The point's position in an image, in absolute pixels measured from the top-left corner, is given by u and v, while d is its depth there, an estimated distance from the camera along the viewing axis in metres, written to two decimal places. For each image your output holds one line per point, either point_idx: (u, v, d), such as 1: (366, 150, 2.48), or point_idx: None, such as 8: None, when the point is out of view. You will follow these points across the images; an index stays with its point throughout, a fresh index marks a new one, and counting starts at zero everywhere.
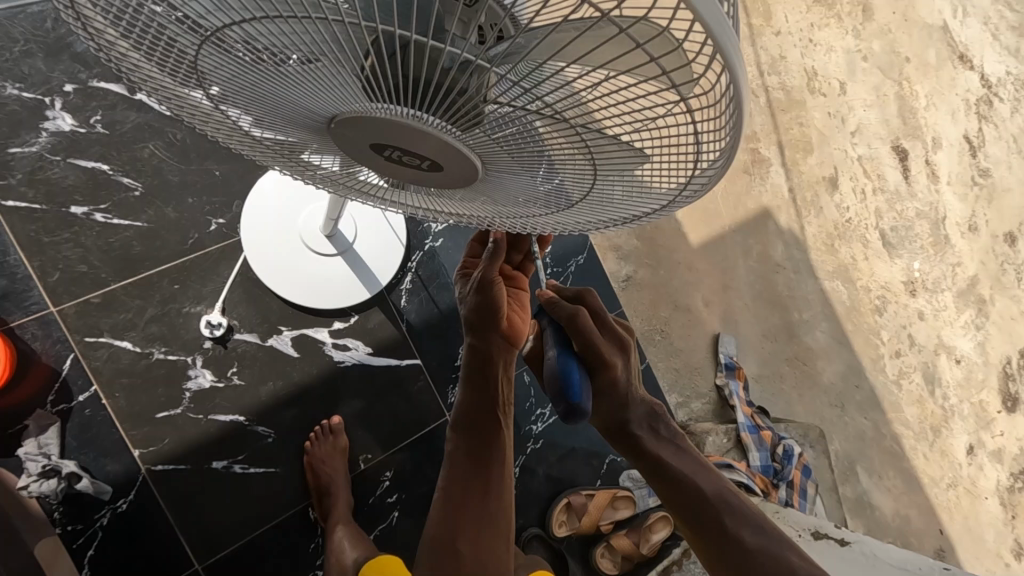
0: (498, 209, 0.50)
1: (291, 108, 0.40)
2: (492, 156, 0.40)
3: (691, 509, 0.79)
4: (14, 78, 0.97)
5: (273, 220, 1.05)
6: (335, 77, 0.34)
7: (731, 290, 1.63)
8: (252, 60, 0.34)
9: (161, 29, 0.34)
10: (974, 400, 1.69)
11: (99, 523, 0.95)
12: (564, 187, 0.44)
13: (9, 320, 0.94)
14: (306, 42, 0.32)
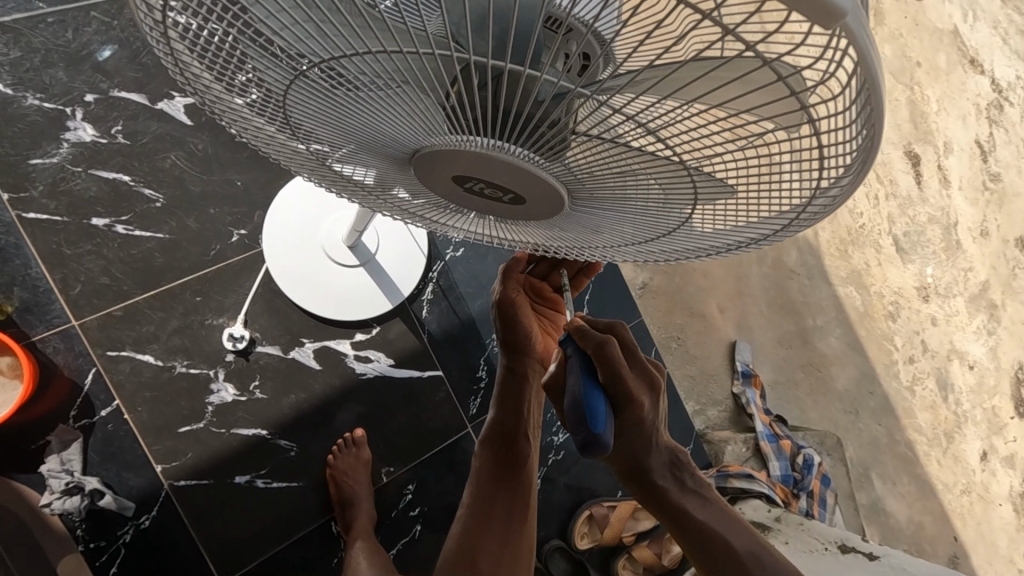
0: (582, 237, 0.50)
1: (370, 139, 0.40)
2: (586, 188, 0.40)
3: (718, 566, 0.76)
4: (36, 89, 0.96)
5: (295, 231, 1.03)
6: (422, 113, 0.34)
7: (746, 297, 1.62)
8: (330, 92, 0.34)
9: (250, 66, 0.34)
10: (987, 404, 1.68)
11: (122, 540, 0.94)
12: (659, 214, 0.44)
13: (31, 333, 0.93)
14: (386, 75, 0.32)
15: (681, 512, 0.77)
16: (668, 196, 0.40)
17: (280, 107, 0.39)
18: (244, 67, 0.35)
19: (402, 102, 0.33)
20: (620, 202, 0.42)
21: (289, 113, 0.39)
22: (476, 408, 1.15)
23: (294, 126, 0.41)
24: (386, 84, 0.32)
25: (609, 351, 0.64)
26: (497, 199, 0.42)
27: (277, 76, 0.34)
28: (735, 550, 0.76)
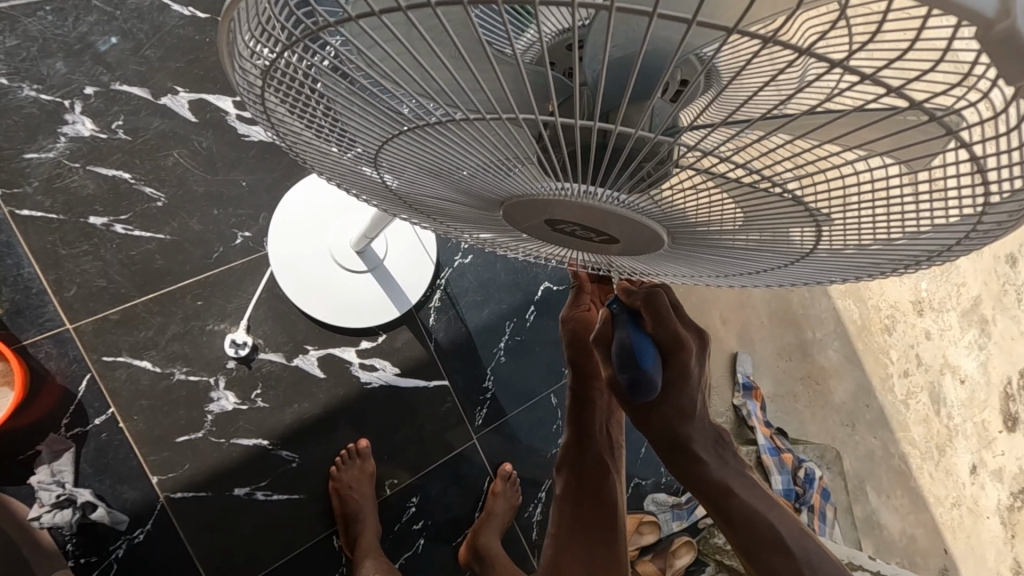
0: (688, 263, 0.51)
1: (446, 177, 0.42)
2: (711, 225, 0.41)
3: (754, 546, 0.75)
4: (32, 80, 0.92)
5: (301, 234, 1.00)
6: (518, 165, 0.36)
7: (748, 309, 1.66)
8: (417, 139, 0.36)
9: (342, 114, 0.37)
10: (977, 418, 1.50)
11: (114, 555, 0.89)
12: (775, 246, 0.44)
13: (22, 337, 0.88)
14: (477, 135, 0.33)
15: (723, 489, 0.76)
16: (790, 228, 0.40)
17: (360, 147, 0.41)
18: (335, 116, 0.37)
19: (501, 154, 0.35)
20: (746, 237, 0.43)
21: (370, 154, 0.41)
22: (481, 419, 1.13)
23: (371, 162, 0.43)
24: (474, 139, 0.34)
25: (659, 302, 0.61)
26: (586, 234, 0.45)
27: (371, 129, 0.37)
28: (775, 532, 0.75)
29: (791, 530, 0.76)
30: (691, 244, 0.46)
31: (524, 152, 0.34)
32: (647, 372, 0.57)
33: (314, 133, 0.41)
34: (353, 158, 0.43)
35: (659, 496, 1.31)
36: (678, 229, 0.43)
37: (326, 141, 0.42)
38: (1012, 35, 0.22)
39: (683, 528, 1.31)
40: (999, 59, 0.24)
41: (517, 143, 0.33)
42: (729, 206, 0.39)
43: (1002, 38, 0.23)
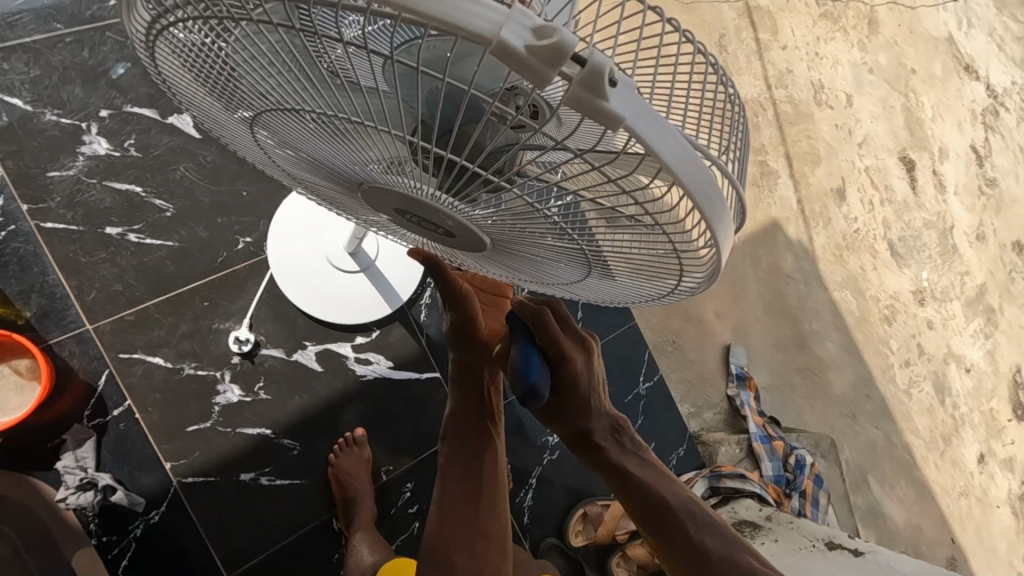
0: (519, 269, 0.62)
1: (322, 159, 0.51)
2: (518, 233, 0.51)
3: (652, 518, 0.82)
4: (54, 105, 1.02)
5: (300, 237, 1.08)
6: (375, 157, 0.46)
7: (742, 302, 1.76)
8: (295, 120, 0.45)
9: (237, 88, 0.45)
10: (984, 407, 1.93)
11: (133, 534, 0.97)
12: (570, 259, 0.54)
13: (48, 337, 0.98)
14: (336, 126, 0.43)
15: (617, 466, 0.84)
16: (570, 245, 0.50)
17: (251, 118, 0.49)
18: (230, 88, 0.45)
19: (352, 144, 0.45)
20: (542, 249, 0.54)
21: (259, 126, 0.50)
22: None
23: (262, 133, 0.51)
24: (335, 129, 0.43)
25: (544, 320, 0.69)
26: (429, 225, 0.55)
27: (259, 105, 0.45)
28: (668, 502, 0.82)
29: (680, 499, 0.83)
30: (517, 246, 0.56)
31: (371, 146, 0.44)
32: (535, 384, 0.64)
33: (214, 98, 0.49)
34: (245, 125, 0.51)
35: None
36: (497, 234, 0.53)
37: (216, 102, 0.49)
38: (587, 101, 0.32)
39: None
40: (600, 118, 0.32)
41: (374, 140, 0.43)
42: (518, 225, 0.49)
43: (507, 56, 0.30)
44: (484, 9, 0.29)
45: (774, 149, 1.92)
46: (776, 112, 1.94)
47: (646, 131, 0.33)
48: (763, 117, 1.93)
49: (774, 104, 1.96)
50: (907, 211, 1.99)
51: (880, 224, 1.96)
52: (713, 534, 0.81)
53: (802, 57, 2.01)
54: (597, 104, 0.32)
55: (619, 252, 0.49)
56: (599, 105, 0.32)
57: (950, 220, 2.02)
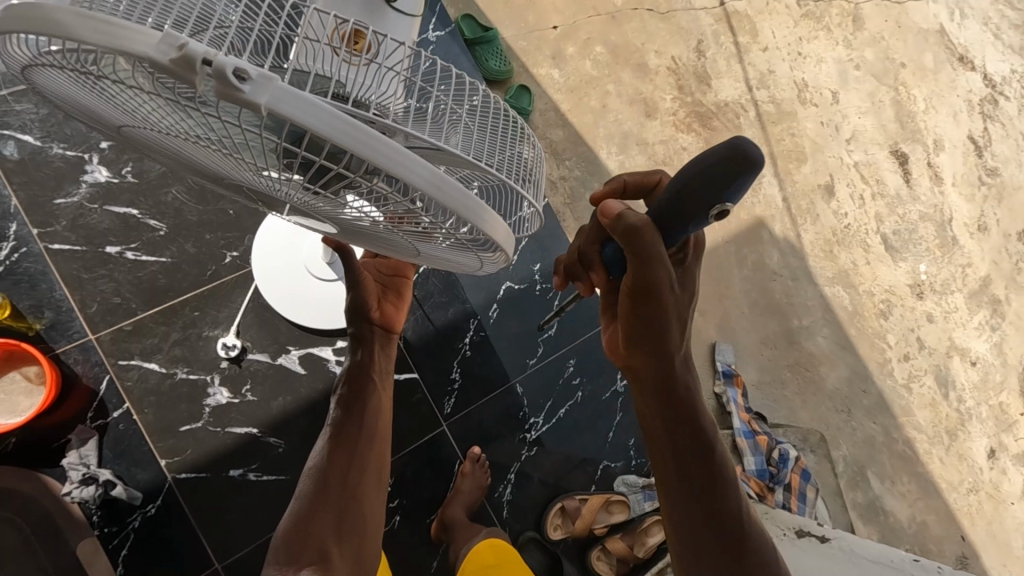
0: (379, 250, 0.68)
1: (199, 165, 0.56)
2: (367, 225, 0.57)
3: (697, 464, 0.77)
4: (60, 139, 1.14)
5: (280, 251, 1.16)
6: (232, 167, 0.51)
7: (726, 299, 1.79)
8: (159, 134, 0.50)
9: (102, 109, 0.49)
10: (992, 401, 1.85)
11: (132, 526, 1.06)
12: (420, 246, 0.60)
13: (55, 346, 1.08)
14: (193, 143, 0.48)
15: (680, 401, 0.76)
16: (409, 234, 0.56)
17: (124, 130, 0.53)
18: (95, 107, 0.49)
19: (204, 153, 0.50)
20: (389, 237, 0.60)
21: (135, 136, 0.54)
22: (450, 407, 1.31)
23: (142, 142, 0.56)
24: (193, 144, 0.48)
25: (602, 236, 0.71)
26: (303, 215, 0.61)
27: (125, 122, 0.50)
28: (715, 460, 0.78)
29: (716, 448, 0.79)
30: (376, 236, 0.61)
31: (219, 157, 0.49)
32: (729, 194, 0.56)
33: (88, 113, 0.53)
34: (121, 134, 0.55)
35: (629, 478, 1.38)
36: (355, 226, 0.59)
37: (91, 116, 0.54)
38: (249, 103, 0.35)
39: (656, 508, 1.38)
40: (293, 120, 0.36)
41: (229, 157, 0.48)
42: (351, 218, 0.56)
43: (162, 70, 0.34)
44: (142, 35, 0.34)
45: (756, 149, 1.91)
46: (757, 112, 1.93)
47: (322, 125, 0.36)
48: (745, 115, 1.93)
49: (756, 105, 1.94)
50: (901, 205, 1.94)
51: (873, 219, 1.92)
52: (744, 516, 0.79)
53: (784, 57, 1.99)
54: (244, 98, 0.35)
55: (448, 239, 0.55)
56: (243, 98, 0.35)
57: (949, 212, 1.95)
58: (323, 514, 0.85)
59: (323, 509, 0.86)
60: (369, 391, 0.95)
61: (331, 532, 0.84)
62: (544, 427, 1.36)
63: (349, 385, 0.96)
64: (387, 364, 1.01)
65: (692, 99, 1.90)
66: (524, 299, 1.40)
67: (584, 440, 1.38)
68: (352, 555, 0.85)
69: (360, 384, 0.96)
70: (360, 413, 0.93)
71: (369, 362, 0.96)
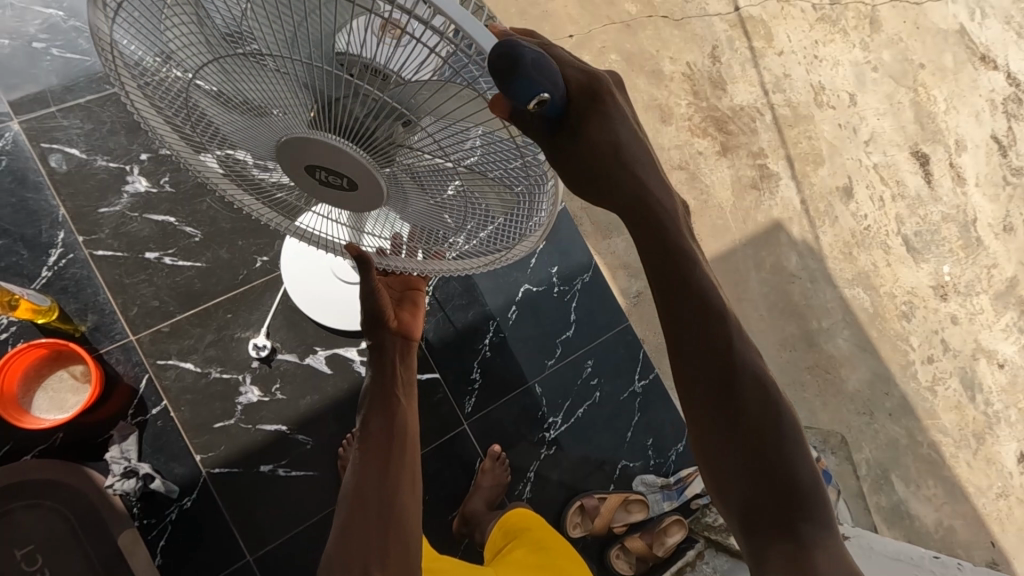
0: (415, 226, 0.74)
1: (256, 132, 0.62)
2: (412, 179, 0.61)
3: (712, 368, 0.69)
4: (103, 152, 1.21)
5: (308, 254, 1.21)
6: (296, 113, 0.56)
7: (743, 302, 1.81)
8: (232, 86, 0.56)
9: (183, 61, 0.55)
10: (1021, 404, 1.82)
11: (169, 518, 1.12)
12: (464, 203, 0.65)
13: (99, 347, 1.15)
14: (265, 83, 0.54)
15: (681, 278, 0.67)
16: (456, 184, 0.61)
17: (192, 98, 0.60)
18: (177, 64, 0.56)
19: (274, 100, 0.56)
20: (431, 198, 0.65)
21: (201, 105, 0.61)
22: (471, 406, 1.34)
23: (202, 113, 0.62)
24: (267, 87, 0.54)
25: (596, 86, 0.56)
26: (341, 189, 0.65)
27: (202, 76, 0.56)
28: (731, 345, 0.69)
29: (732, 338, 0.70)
30: (418, 198, 0.66)
31: (285, 100, 0.55)
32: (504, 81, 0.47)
33: (158, 86, 0.59)
34: (185, 107, 0.61)
35: (648, 477, 1.40)
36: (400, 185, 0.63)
37: (159, 90, 0.60)
38: None
39: (674, 506, 1.39)
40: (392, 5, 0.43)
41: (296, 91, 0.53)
42: (401, 172, 0.60)
43: None
44: None
45: (773, 152, 1.92)
46: (773, 115, 1.94)
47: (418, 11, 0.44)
48: (761, 119, 1.94)
49: (772, 108, 1.95)
50: (922, 206, 1.93)
51: (893, 220, 1.91)
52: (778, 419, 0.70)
53: (799, 60, 2.00)
54: None
55: (497, 185, 0.61)
56: None
57: (972, 212, 1.93)
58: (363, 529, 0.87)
59: (363, 522, 0.87)
60: (394, 400, 0.97)
61: (377, 543, 0.86)
62: (563, 426, 1.38)
63: (375, 401, 0.97)
64: (410, 373, 1.02)
65: (707, 104, 1.93)
66: (543, 301, 1.43)
67: (603, 438, 1.40)
68: (400, 559, 0.86)
69: (385, 395, 0.97)
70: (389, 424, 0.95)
71: (391, 374, 0.97)
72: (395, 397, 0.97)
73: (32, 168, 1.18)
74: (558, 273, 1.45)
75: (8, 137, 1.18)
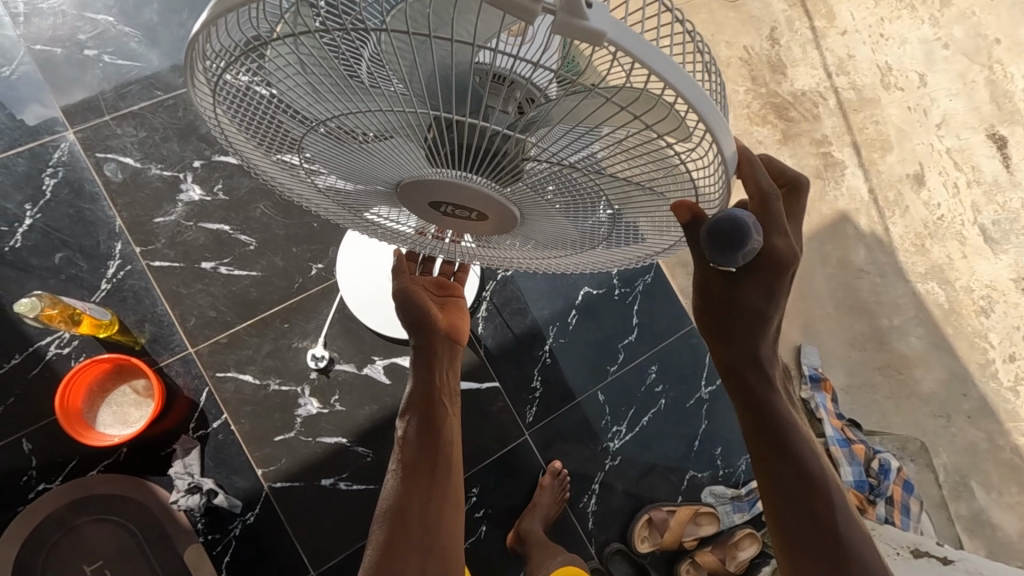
0: (526, 240, 0.67)
1: (364, 166, 0.55)
2: (545, 204, 0.55)
3: (786, 486, 0.67)
4: (157, 160, 1.18)
5: (365, 260, 1.17)
6: (419, 151, 0.49)
7: (808, 300, 1.70)
8: (345, 128, 0.48)
9: (289, 102, 0.47)
10: None
11: (233, 533, 1.10)
12: (595, 223, 0.58)
13: (159, 359, 1.13)
14: (387, 125, 0.46)
15: (781, 442, 0.68)
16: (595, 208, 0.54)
17: (293, 137, 0.52)
18: (282, 104, 0.48)
19: (395, 145, 0.49)
20: (556, 217, 0.58)
21: (302, 144, 0.53)
22: (532, 415, 1.30)
23: (301, 150, 0.54)
24: (390, 128, 0.47)
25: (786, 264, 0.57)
26: (459, 217, 0.59)
27: (309, 116, 0.48)
28: (804, 465, 0.67)
29: (808, 453, 0.68)
30: (542, 218, 0.59)
31: (409, 138, 0.47)
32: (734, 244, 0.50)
33: (253, 124, 0.52)
34: (282, 143, 0.54)
35: (717, 488, 1.33)
36: (528, 210, 0.57)
37: (253, 126, 0.52)
38: (575, 26, 0.34)
39: (747, 519, 1.31)
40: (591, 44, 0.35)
41: (422, 132, 0.46)
42: (534, 200, 0.54)
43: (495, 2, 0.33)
44: None
45: (838, 139, 1.79)
46: (838, 99, 1.81)
47: (633, 49, 0.35)
48: (824, 104, 1.82)
49: (835, 92, 1.82)
50: (1001, 192, 1.77)
51: (969, 208, 1.77)
52: (857, 541, 0.66)
53: (864, 40, 1.85)
54: (574, 27, 0.34)
55: (645, 210, 0.53)
56: (579, 26, 0.34)
57: None
58: (403, 547, 0.79)
59: (400, 538, 0.79)
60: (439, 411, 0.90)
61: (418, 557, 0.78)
62: (628, 436, 1.32)
63: (418, 404, 0.90)
64: (452, 381, 0.95)
65: (766, 91, 1.79)
66: (603, 305, 1.36)
67: (669, 448, 1.33)
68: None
69: (427, 404, 0.90)
70: (434, 434, 0.88)
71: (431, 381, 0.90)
72: (439, 407, 0.90)
73: (87, 179, 1.16)
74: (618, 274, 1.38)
75: (63, 147, 1.16)
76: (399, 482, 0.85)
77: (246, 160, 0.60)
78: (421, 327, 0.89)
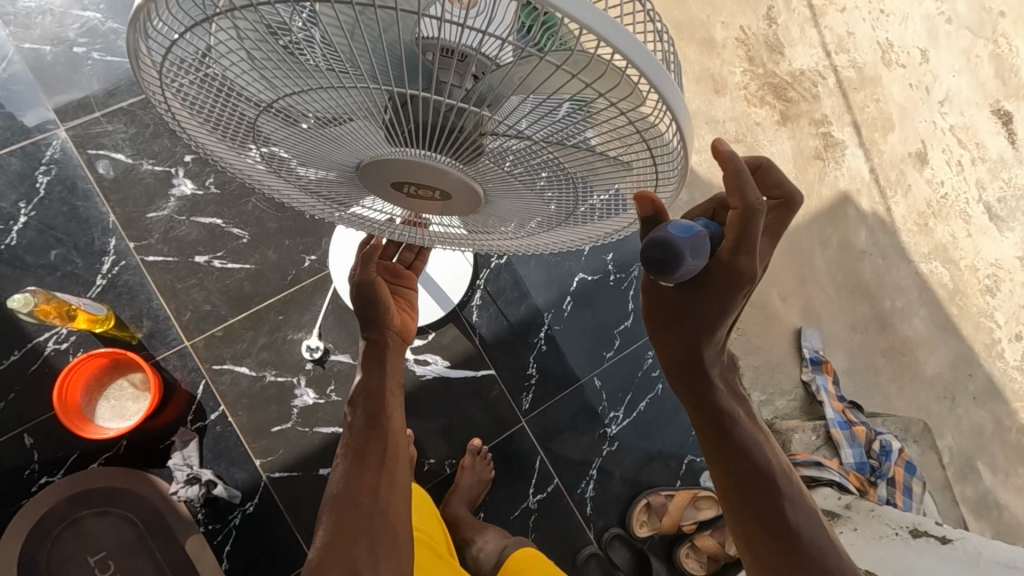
0: (499, 222, 0.67)
1: (324, 150, 0.55)
2: (510, 182, 0.54)
3: (738, 479, 0.68)
4: (148, 156, 1.19)
5: (357, 251, 1.17)
6: (374, 131, 0.48)
7: (810, 283, 1.67)
8: (297, 108, 0.48)
9: (239, 86, 0.47)
10: None
11: (233, 523, 1.11)
12: (564, 200, 0.58)
13: (156, 353, 1.14)
14: (338, 104, 0.46)
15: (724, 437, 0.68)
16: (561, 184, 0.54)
17: (249, 124, 0.52)
18: (233, 89, 0.48)
19: (350, 125, 0.49)
20: (524, 195, 0.58)
21: (259, 131, 0.53)
22: (528, 403, 1.30)
23: (260, 137, 0.54)
24: (341, 107, 0.46)
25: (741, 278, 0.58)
26: (425, 199, 0.58)
27: (261, 99, 0.48)
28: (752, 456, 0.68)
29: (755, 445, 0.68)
30: (511, 197, 0.59)
31: (361, 117, 0.47)
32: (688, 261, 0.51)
33: (208, 113, 0.52)
34: (240, 131, 0.54)
35: None
36: (495, 189, 0.57)
37: (208, 116, 0.52)
38: None
39: None
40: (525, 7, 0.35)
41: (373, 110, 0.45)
42: (497, 178, 0.53)
43: None
44: None
45: (837, 119, 1.76)
46: (837, 79, 1.77)
47: (572, 11, 0.35)
48: (823, 83, 1.79)
49: (835, 71, 1.79)
50: (1006, 169, 1.75)
51: (973, 186, 1.74)
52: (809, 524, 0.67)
53: (865, 17, 1.81)
54: None
55: (611, 182, 0.53)
56: None
57: None
58: (353, 534, 0.78)
59: (349, 527, 0.78)
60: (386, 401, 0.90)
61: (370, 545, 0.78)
62: (625, 421, 1.32)
63: (367, 395, 0.90)
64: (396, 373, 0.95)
65: (764, 71, 1.78)
66: (598, 291, 1.36)
67: (667, 433, 1.33)
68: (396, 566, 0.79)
69: (375, 394, 0.90)
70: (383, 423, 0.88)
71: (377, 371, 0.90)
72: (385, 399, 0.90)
73: (80, 176, 1.17)
74: (613, 259, 1.37)
75: (56, 145, 1.17)
76: (347, 469, 0.84)
77: (210, 151, 0.60)
78: (371, 322, 0.91)
